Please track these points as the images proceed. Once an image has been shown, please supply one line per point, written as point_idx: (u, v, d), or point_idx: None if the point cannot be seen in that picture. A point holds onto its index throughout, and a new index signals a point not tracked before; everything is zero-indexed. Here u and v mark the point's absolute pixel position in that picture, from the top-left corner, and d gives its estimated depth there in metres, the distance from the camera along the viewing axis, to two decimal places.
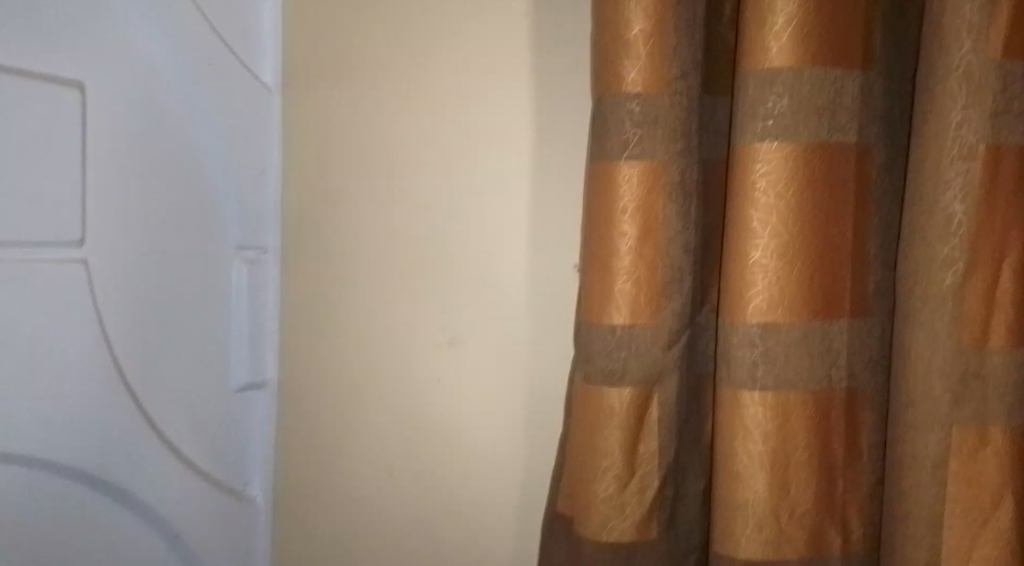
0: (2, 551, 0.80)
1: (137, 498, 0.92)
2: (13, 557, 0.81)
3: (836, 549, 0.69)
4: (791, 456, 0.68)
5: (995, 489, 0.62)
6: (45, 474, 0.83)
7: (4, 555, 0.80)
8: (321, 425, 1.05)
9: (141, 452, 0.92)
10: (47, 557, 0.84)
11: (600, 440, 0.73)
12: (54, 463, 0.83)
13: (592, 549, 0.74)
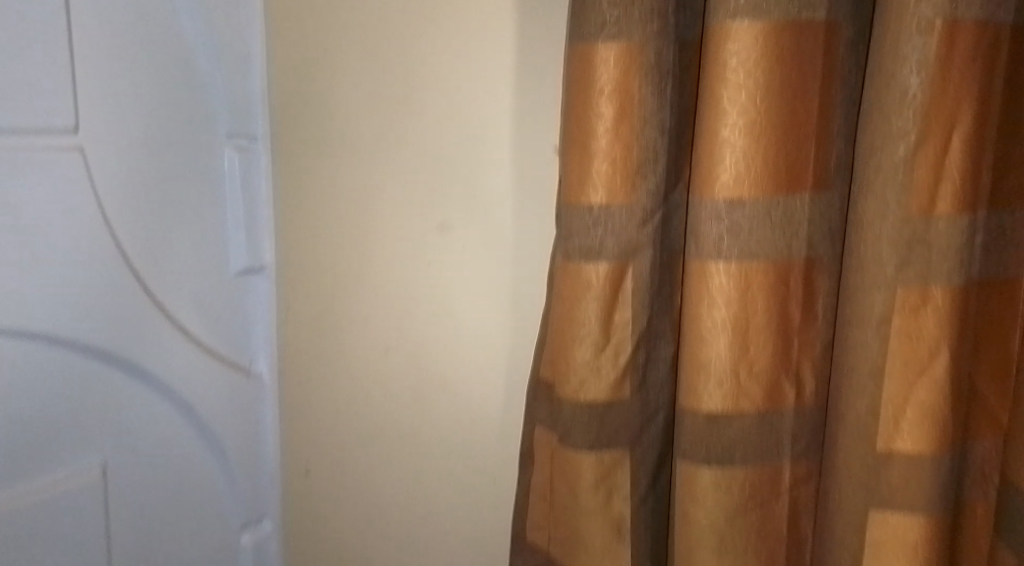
0: (26, 418, 0.86)
1: (152, 375, 0.99)
2: (34, 423, 0.87)
3: (791, 403, 0.75)
4: (751, 318, 0.73)
5: (933, 343, 0.65)
6: (56, 351, 0.88)
7: (27, 421, 0.86)
8: (316, 307, 1.09)
9: (150, 331, 0.98)
10: (68, 423, 0.90)
11: (578, 310, 0.78)
12: (64, 341, 0.89)
13: (570, 408, 0.80)
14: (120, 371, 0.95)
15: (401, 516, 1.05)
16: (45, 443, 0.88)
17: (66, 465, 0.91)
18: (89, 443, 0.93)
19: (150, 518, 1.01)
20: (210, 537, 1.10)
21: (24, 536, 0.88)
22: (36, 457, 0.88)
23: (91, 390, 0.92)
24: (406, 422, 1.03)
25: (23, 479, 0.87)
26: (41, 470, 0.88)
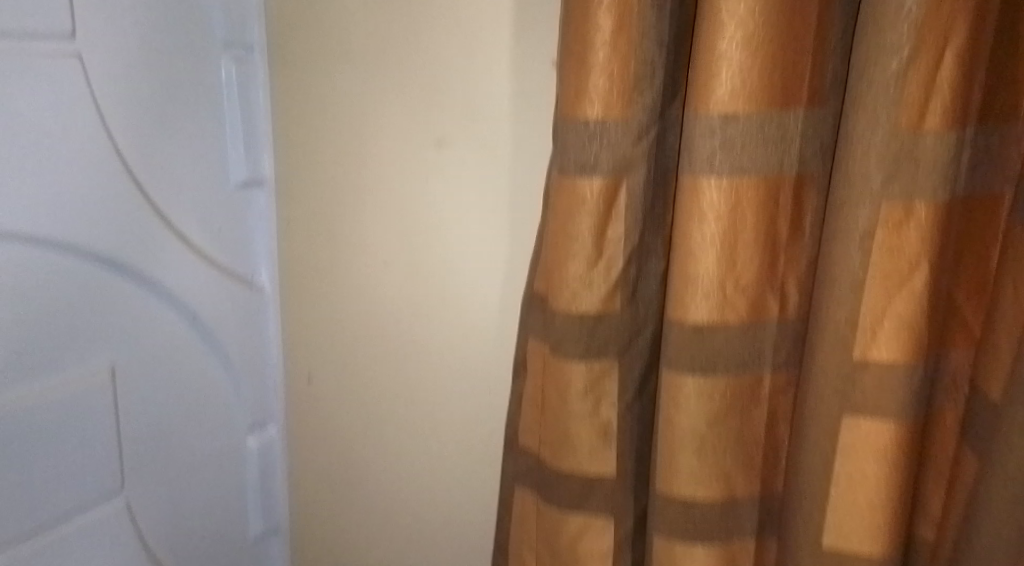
0: (35, 321, 0.88)
1: (157, 282, 1.01)
2: (43, 327, 0.89)
3: (774, 316, 0.77)
4: (739, 233, 0.74)
5: (914, 256, 0.65)
6: (65, 256, 0.90)
7: (36, 324, 0.88)
8: (315, 221, 1.11)
9: (155, 239, 1.00)
10: (77, 329, 0.92)
11: (572, 225, 0.80)
12: (75, 246, 0.91)
13: (562, 319, 0.82)
14: (128, 277, 0.98)
15: (399, 427, 1.09)
16: (60, 344, 0.91)
17: (78, 365, 0.93)
18: (101, 345, 0.95)
19: (161, 421, 1.04)
20: (218, 441, 1.14)
21: (41, 433, 0.90)
22: (50, 356, 0.90)
23: (101, 294, 0.94)
24: (404, 337, 1.06)
25: (40, 378, 0.89)
26: (55, 369, 0.91)
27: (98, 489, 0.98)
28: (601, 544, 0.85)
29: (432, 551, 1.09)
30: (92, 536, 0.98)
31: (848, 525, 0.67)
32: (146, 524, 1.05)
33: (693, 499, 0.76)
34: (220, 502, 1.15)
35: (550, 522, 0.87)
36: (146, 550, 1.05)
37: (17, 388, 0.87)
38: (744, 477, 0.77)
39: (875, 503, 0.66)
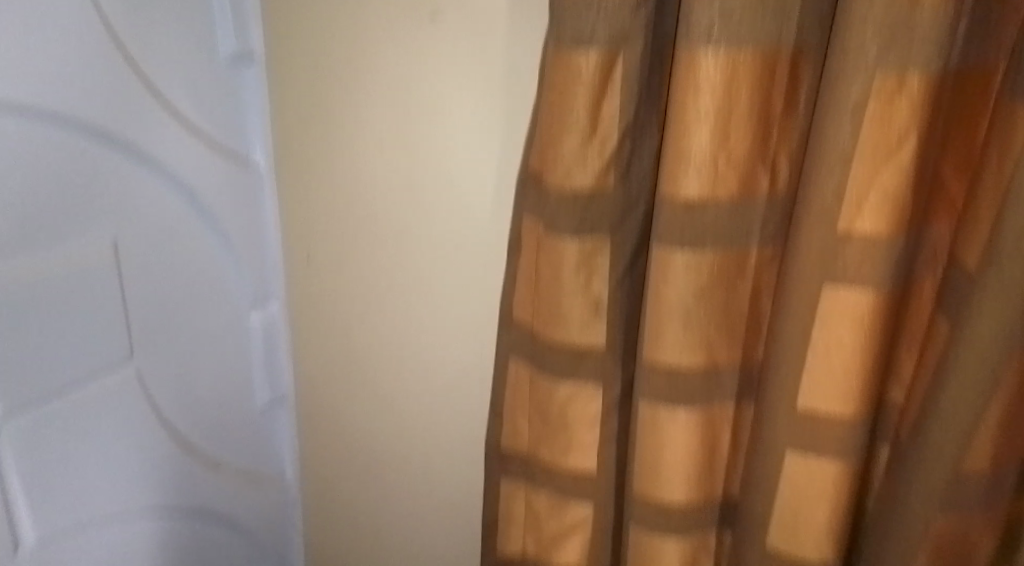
0: (33, 199, 0.86)
1: (150, 154, 0.98)
2: (42, 205, 0.87)
3: (762, 193, 0.76)
4: (734, 110, 0.71)
5: (903, 129, 0.64)
6: (52, 128, 0.86)
7: (34, 203, 0.86)
8: (307, 99, 1.07)
9: (145, 110, 0.96)
10: (75, 208, 0.90)
11: (568, 100, 0.78)
12: (64, 118, 0.87)
13: (556, 196, 0.82)
14: (119, 150, 0.94)
15: (394, 306, 1.08)
16: (55, 219, 0.88)
17: (76, 239, 0.91)
18: (98, 219, 0.93)
19: (167, 300, 1.04)
20: (223, 318, 1.13)
21: (46, 310, 0.89)
22: (47, 232, 0.88)
23: (92, 167, 0.91)
24: (397, 215, 1.04)
25: (37, 253, 0.87)
26: (51, 244, 0.88)
27: (104, 362, 0.97)
28: (590, 411, 0.88)
29: (428, 424, 1.11)
30: (105, 408, 0.98)
31: (822, 390, 0.70)
32: (161, 397, 1.06)
33: (678, 368, 0.78)
34: (229, 380, 1.16)
35: (542, 390, 0.90)
36: (161, 423, 1.06)
37: (12, 263, 0.85)
38: (726, 347, 0.79)
39: (850, 369, 0.68)
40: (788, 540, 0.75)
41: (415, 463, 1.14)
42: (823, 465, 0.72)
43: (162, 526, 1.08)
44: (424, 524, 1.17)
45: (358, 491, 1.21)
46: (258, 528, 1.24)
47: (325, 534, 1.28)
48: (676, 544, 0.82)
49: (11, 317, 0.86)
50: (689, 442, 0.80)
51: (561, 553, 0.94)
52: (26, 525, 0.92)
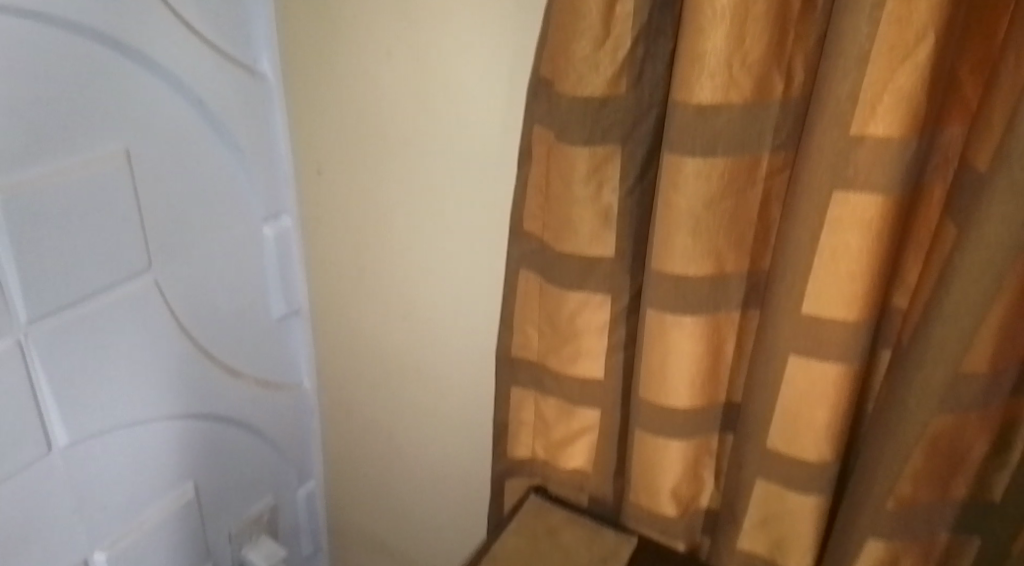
0: (29, 107, 0.81)
1: (153, 59, 0.92)
2: (39, 113, 0.82)
3: (778, 96, 0.72)
4: (751, 8, 0.67)
5: (921, 27, 0.60)
6: (41, 28, 0.80)
7: (31, 111, 0.81)
8: (314, 3, 1.01)
9: (146, 11, 0.89)
10: (76, 117, 0.85)
11: (579, 2, 0.73)
12: (55, 18, 0.81)
13: (568, 102, 0.79)
14: (120, 54, 0.88)
15: (406, 216, 1.08)
16: (53, 128, 0.83)
17: (78, 151, 0.86)
18: (101, 129, 0.88)
19: (179, 216, 0.99)
20: (239, 234, 1.08)
21: (51, 224, 0.85)
22: (44, 141, 0.83)
23: (89, 73, 0.85)
24: (411, 125, 1.02)
25: (33, 164, 0.82)
26: (49, 153, 0.84)
27: (122, 271, 0.93)
28: (598, 319, 0.89)
29: (441, 331, 1.12)
30: (129, 315, 0.96)
31: (828, 292, 0.70)
32: (182, 309, 1.03)
33: (685, 275, 0.77)
34: (246, 300, 1.12)
35: (552, 300, 0.90)
36: (185, 335, 1.04)
37: (7, 174, 0.81)
38: (734, 254, 0.78)
39: (855, 271, 0.68)
40: (787, 440, 0.77)
41: (427, 369, 1.16)
42: (825, 367, 0.72)
43: (188, 433, 1.08)
44: (436, 429, 1.20)
45: (372, 398, 1.24)
46: (278, 434, 1.24)
47: (343, 440, 1.31)
48: (678, 446, 0.84)
49: (14, 226, 0.82)
50: (695, 347, 0.80)
51: (568, 455, 0.98)
52: (58, 428, 0.91)
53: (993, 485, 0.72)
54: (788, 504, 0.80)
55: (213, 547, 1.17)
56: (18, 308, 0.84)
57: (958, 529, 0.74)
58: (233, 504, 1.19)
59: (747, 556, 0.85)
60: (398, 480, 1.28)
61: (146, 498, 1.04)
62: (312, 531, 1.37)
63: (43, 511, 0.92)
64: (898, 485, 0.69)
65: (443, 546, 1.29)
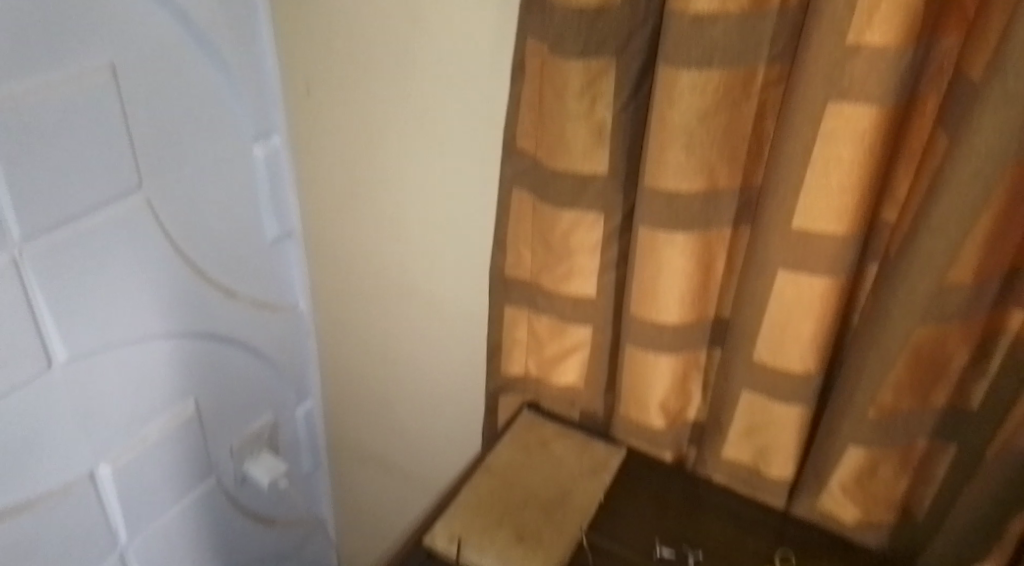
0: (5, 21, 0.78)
1: None
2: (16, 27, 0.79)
3: (776, 6, 0.69)
4: None
5: None
6: None
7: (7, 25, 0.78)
8: None
9: None
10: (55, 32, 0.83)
11: None
12: None
13: (562, 13, 0.75)
14: None
15: (400, 135, 1.06)
16: (30, 44, 0.81)
17: (60, 65, 0.84)
18: (81, 44, 0.86)
19: (168, 135, 0.98)
20: (229, 154, 1.07)
21: (37, 142, 0.84)
22: (22, 56, 0.81)
23: None
24: (402, 42, 1.00)
25: (14, 79, 0.81)
26: (30, 68, 0.82)
27: (111, 190, 0.92)
28: (590, 239, 0.88)
29: (435, 253, 1.12)
30: (123, 236, 0.95)
31: (819, 206, 0.69)
32: (177, 233, 1.02)
33: (678, 192, 0.76)
34: (239, 223, 1.11)
35: (545, 219, 0.89)
36: (181, 257, 1.03)
37: None
38: (727, 169, 0.77)
39: (845, 186, 0.68)
40: (773, 353, 0.78)
41: (423, 291, 1.17)
42: (813, 281, 0.73)
43: (186, 353, 1.08)
44: (431, 349, 1.21)
45: (369, 318, 1.25)
46: (276, 355, 1.25)
47: (341, 360, 1.33)
48: (669, 360, 0.85)
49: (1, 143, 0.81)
50: (686, 264, 0.80)
51: (560, 371, 0.99)
52: (57, 346, 0.92)
53: (971, 392, 0.75)
54: (772, 414, 0.82)
55: (216, 463, 1.20)
56: (11, 224, 0.84)
57: (937, 433, 0.78)
58: (233, 422, 1.21)
59: (731, 465, 0.88)
60: (394, 398, 1.30)
61: (147, 415, 1.06)
62: (312, 447, 1.41)
63: (46, 426, 0.93)
64: (880, 394, 0.72)
65: (439, 461, 1.33)
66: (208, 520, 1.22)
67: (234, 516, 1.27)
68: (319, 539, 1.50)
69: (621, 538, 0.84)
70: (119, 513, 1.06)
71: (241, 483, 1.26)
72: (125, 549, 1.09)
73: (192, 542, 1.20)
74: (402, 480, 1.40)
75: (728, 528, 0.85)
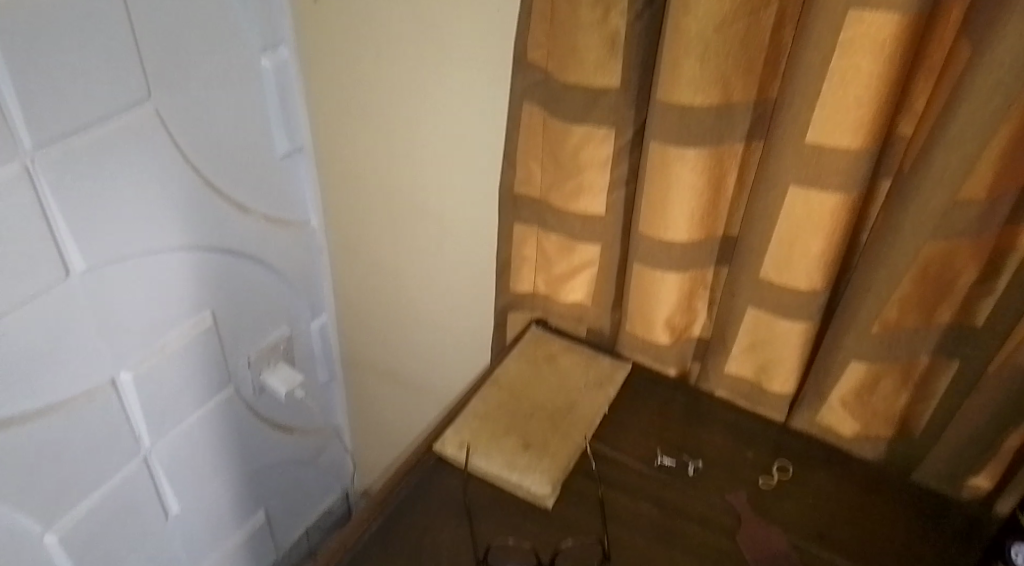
0: None
1: None
2: None
3: None
4: None
5: None
6: None
7: None
8: None
9: None
10: None
11: None
12: None
13: None
14: None
15: (410, 48, 1.04)
16: None
17: None
18: None
19: (175, 44, 0.96)
20: (238, 67, 1.05)
21: (42, 48, 0.83)
22: None
23: None
24: None
25: None
26: None
27: (120, 100, 0.91)
28: (601, 154, 0.87)
29: (446, 170, 1.11)
30: (134, 147, 0.94)
31: (835, 118, 0.68)
32: (189, 147, 1.01)
33: (691, 105, 0.74)
34: (250, 137, 1.10)
35: (556, 134, 0.87)
36: (194, 172, 1.03)
37: None
38: (742, 82, 0.75)
39: (862, 98, 0.66)
40: (781, 270, 0.78)
41: (433, 208, 1.16)
42: (824, 197, 0.72)
43: (201, 267, 1.09)
44: (441, 265, 1.21)
45: (379, 235, 1.25)
46: (289, 270, 1.26)
47: (352, 278, 1.33)
48: (676, 277, 0.85)
49: (5, 49, 0.80)
50: (697, 179, 0.78)
51: (568, 288, 0.99)
52: (74, 255, 0.93)
53: (977, 311, 0.74)
54: (777, 331, 0.82)
55: (234, 373, 1.22)
56: (22, 132, 0.84)
57: (942, 351, 0.78)
58: (250, 334, 1.23)
59: (733, 380, 0.89)
60: (406, 315, 1.32)
61: (164, 326, 1.08)
62: (326, 360, 1.43)
63: (66, 334, 0.95)
64: (884, 310, 0.73)
65: (447, 376, 1.35)
66: (228, 428, 1.25)
67: (253, 425, 1.30)
68: (334, 448, 1.54)
69: (624, 447, 0.85)
70: (141, 420, 1.09)
71: (259, 394, 1.29)
72: (147, 454, 1.12)
73: (213, 448, 1.24)
74: (411, 394, 1.43)
75: (729, 439, 0.86)
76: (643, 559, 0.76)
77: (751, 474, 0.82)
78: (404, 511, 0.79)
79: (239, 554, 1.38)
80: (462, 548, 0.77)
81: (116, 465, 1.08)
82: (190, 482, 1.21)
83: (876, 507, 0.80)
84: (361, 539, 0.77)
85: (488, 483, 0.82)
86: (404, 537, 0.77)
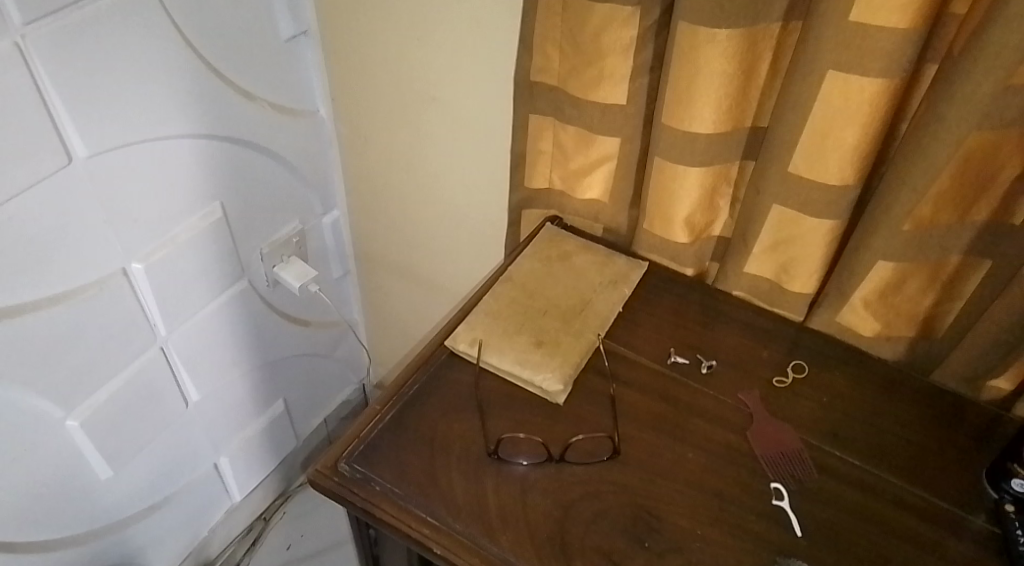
0: None
1: None
2: None
3: None
4: None
5: None
6: None
7: None
8: None
9: None
10: None
11: None
12: None
13: None
14: None
15: None
16: None
17: None
18: None
19: None
20: None
21: None
22: None
23: None
24: None
25: None
26: None
27: None
28: (624, 38, 0.82)
29: (459, 56, 1.06)
30: (130, 25, 0.90)
31: None
32: (188, 29, 0.97)
33: None
34: (253, 18, 1.05)
35: (575, 15, 0.82)
36: (195, 54, 0.99)
37: None
38: None
39: None
40: (811, 165, 0.74)
41: (446, 99, 1.12)
42: (863, 83, 0.67)
43: (207, 156, 1.06)
44: (456, 159, 1.18)
45: (390, 127, 1.21)
46: (298, 161, 1.23)
47: (362, 171, 1.30)
48: (699, 171, 0.81)
49: None
50: (726, 66, 0.74)
51: (585, 182, 0.96)
52: (75, 140, 0.90)
53: (1015, 210, 0.71)
54: (803, 228, 0.79)
55: (248, 268, 1.21)
56: (9, 7, 0.79)
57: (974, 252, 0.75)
58: (263, 227, 1.21)
59: (753, 278, 0.87)
60: (419, 210, 1.29)
61: (174, 215, 1.06)
62: (338, 255, 1.42)
63: (74, 222, 0.93)
64: (918, 206, 0.69)
65: (459, 272, 1.33)
66: (243, 323, 1.25)
67: (268, 319, 1.30)
68: (348, 342, 1.55)
69: (638, 345, 0.84)
70: (155, 310, 1.08)
71: (273, 288, 1.28)
72: (163, 344, 1.12)
73: (229, 341, 1.24)
74: (425, 290, 1.42)
75: (746, 338, 0.84)
76: (653, 455, 0.75)
77: (766, 372, 0.81)
78: (415, 404, 0.79)
79: (258, 444, 1.41)
80: (473, 441, 0.76)
81: (132, 354, 1.08)
82: (207, 373, 1.22)
83: (891, 408, 0.78)
84: (373, 430, 0.77)
85: (500, 377, 0.81)
86: (415, 429, 0.77)
